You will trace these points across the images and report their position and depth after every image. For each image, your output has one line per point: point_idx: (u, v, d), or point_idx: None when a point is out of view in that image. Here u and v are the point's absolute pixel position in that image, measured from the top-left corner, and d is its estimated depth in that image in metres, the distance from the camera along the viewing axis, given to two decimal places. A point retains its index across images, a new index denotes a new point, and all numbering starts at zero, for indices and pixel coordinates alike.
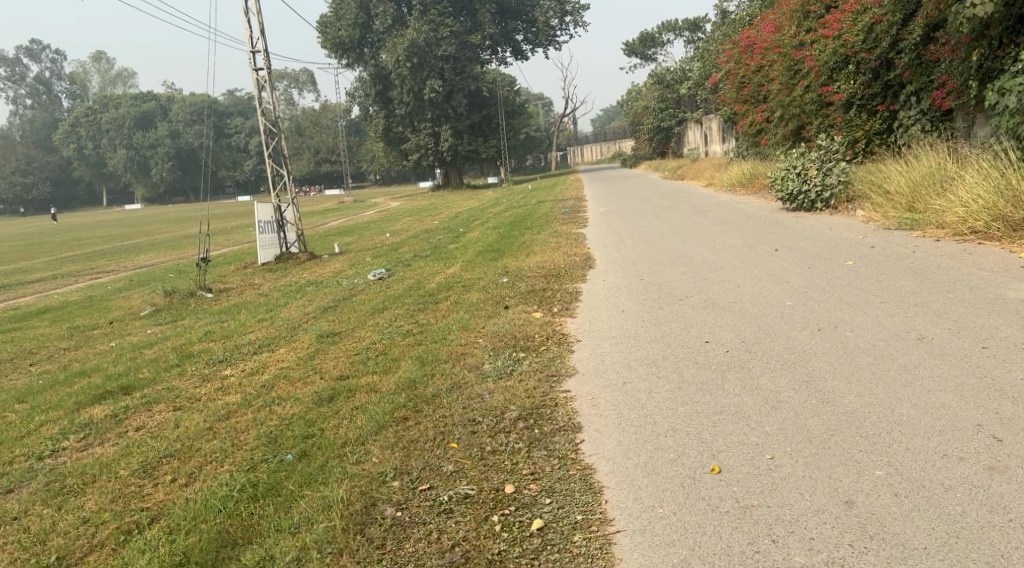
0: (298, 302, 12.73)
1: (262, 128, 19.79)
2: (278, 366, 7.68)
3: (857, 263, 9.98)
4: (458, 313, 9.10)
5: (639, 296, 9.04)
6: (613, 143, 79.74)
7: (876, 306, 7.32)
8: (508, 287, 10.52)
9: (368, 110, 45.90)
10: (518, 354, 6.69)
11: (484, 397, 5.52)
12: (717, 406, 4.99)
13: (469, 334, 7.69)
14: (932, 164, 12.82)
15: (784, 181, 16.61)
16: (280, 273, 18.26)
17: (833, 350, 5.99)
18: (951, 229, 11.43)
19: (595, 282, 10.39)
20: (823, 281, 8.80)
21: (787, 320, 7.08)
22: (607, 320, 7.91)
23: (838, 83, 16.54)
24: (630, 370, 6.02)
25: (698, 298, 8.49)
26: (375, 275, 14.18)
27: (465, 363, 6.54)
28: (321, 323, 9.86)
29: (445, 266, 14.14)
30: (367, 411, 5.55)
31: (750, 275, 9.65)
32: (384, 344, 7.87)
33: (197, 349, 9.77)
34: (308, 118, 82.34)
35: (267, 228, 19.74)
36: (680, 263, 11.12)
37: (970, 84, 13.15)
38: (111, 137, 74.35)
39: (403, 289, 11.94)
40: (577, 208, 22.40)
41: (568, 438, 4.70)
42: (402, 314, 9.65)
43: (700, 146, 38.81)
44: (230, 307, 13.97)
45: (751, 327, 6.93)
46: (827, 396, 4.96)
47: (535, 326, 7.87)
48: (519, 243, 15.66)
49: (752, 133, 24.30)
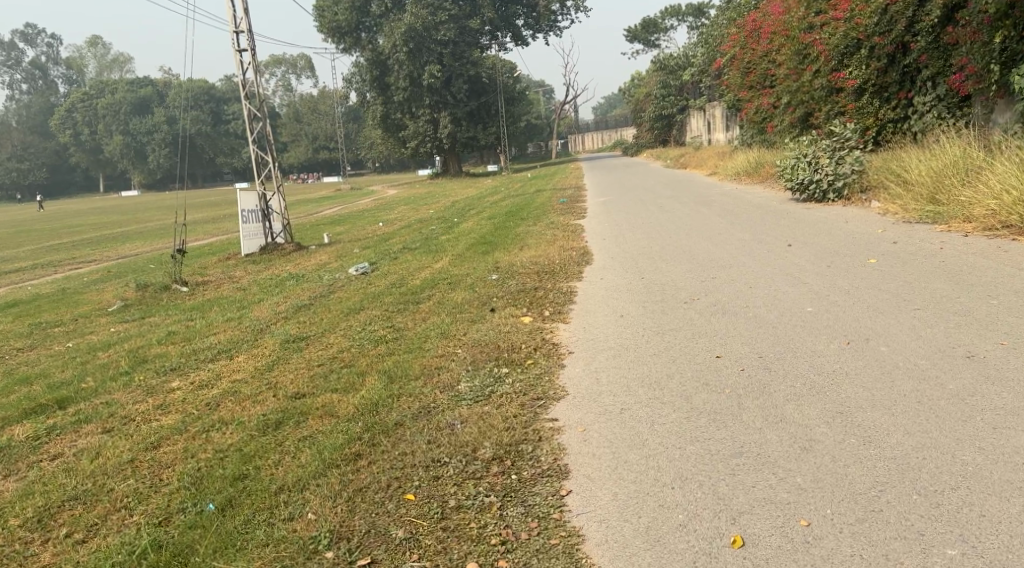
0: (273, 299, 11.81)
1: (246, 112, 18.84)
2: (232, 379, 6.79)
3: (881, 261, 9.08)
4: (439, 316, 8.21)
5: (639, 298, 8.14)
6: (613, 131, 78.71)
7: (910, 314, 6.44)
8: (497, 286, 9.63)
9: (365, 96, 44.84)
10: (500, 370, 5.81)
11: (457, 426, 4.65)
12: (736, 445, 4.13)
13: (449, 344, 6.80)
14: (957, 153, 11.89)
15: (793, 170, 15.63)
16: (263, 265, 17.35)
17: (870, 370, 5.12)
18: (981, 223, 10.57)
19: (591, 281, 9.46)
20: (846, 283, 7.90)
21: (810, 331, 6.18)
22: (603, 328, 7.02)
23: (850, 69, 15.49)
24: (631, 392, 5.14)
25: (705, 302, 7.58)
26: (359, 268, 13.27)
27: (440, 381, 5.65)
28: (290, 325, 8.97)
29: (433, 260, 13.23)
30: (316, 444, 4.67)
31: (762, 274, 8.73)
32: (351, 354, 6.96)
33: (152, 353, 8.86)
34: (307, 105, 81.27)
35: (251, 217, 18.80)
36: (685, 260, 10.21)
37: (992, 68, 12.27)
38: (107, 122, 73.21)
39: (384, 286, 11.04)
40: (576, 198, 21.47)
41: (551, 489, 3.84)
42: (379, 316, 8.77)
43: (702, 135, 37.91)
44: (204, 303, 13.06)
45: (770, 340, 6.05)
46: (872, 433, 4.08)
47: (522, 333, 6.98)
48: (513, 236, 14.73)
49: (757, 120, 23.32)
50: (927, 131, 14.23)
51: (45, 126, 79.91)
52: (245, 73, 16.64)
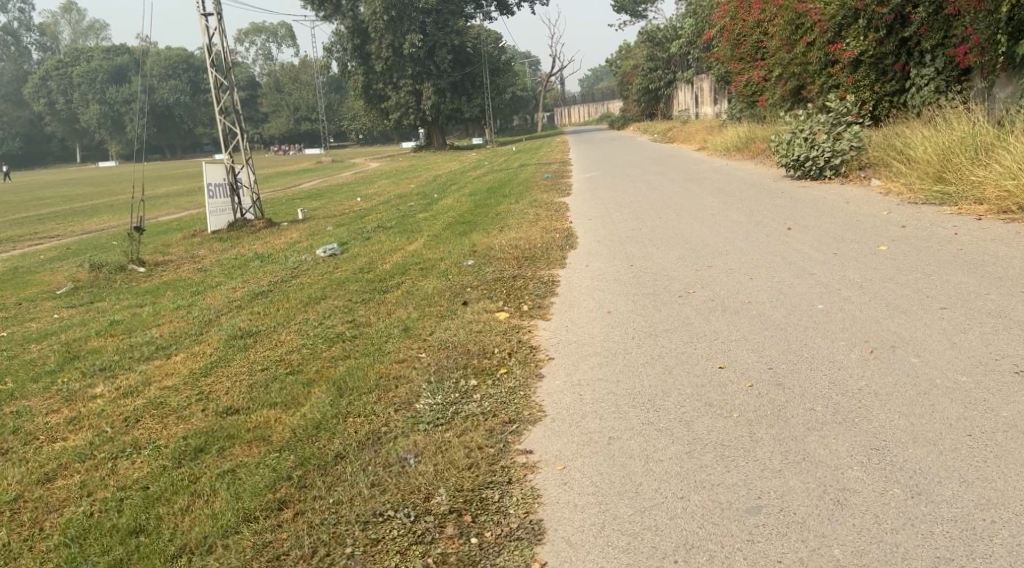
0: (230, 285, 10.88)
1: (212, 81, 17.78)
2: (162, 386, 5.94)
3: (891, 248, 8.27)
4: (405, 309, 7.37)
5: (627, 291, 7.30)
6: (600, 105, 77.12)
7: (937, 315, 5.65)
8: (472, 273, 8.76)
9: (346, 66, 43.44)
10: (468, 383, 4.96)
11: (410, 462, 3.81)
12: (751, 495, 3.35)
13: (413, 347, 5.93)
14: (965, 130, 11.08)
15: (788, 146, 14.70)
16: (229, 243, 16.42)
17: (903, 387, 4.33)
18: (994, 206, 9.80)
19: (575, 269, 8.61)
20: (858, 275, 7.09)
21: (826, 335, 5.37)
22: (587, 328, 6.18)
23: (846, 41, 14.42)
24: (621, 413, 4.33)
25: (700, 298, 6.76)
26: (327, 250, 12.32)
27: (396, 397, 4.80)
28: (241, 317, 8.11)
29: (407, 241, 12.37)
30: (235, 482, 3.84)
31: (762, 263, 7.93)
32: (301, 355, 6.10)
33: (86, 348, 7.95)
34: (288, 75, 79.59)
35: (217, 191, 17.82)
36: (677, 245, 9.38)
37: (1000, 39, 11.52)
38: (82, 91, 71.23)
39: (350, 272, 10.12)
40: (560, 174, 20.59)
41: (520, 561, 3.10)
42: (340, 307, 7.92)
43: (691, 109, 36.79)
44: (159, 286, 12.12)
45: (779, 346, 5.25)
46: (920, 480, 3.32)
47: (495, 332, 6.14)
48: (493, 215, 13.81)
49: (748, 93, 22.40)
50: (924, 106, 13.47)
51: (19, 95, 77.79)
52: (208, 42, 15.57)
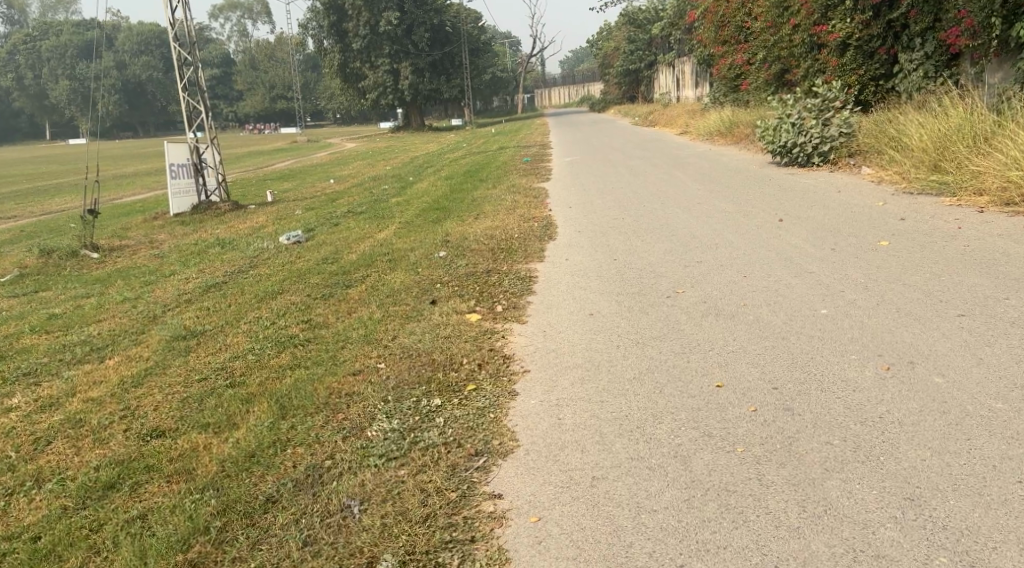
0: (184, 275, 10.15)
1: (174, 56, 16.88)
2: (87, 396, 5.28)
3: (893, 243, 7.69)
4: (368, 308, 6.71)
5: (611, 289, 6.70)
6: (580, 86, 76.12)
7: (955, 323, 5.07)
8: (443, 267, 8.10)
9: (322, 43, 42.29)
10: (430, 402, 4.32)
11: (355, 515, 3.26)
12: (768, 566, 2.87)
13: (373, 355, 5.28)
14: (962, 116, 10.52)
15: (775, 131, 14.06)
16: (192, 227, 15.64)
17: (931, 416, 3.76)
18: (995, 198, 9.27)
19: (553, 264, 7.99)
20: (861, 274, 6.51)
21: (835, 347, 4.78)
22: (565, 334, 5.56)
23: (832, 22, 13.89)
24: (607, 445, 3.71)
25: (690, 298, 6.18)
26: (290, 237, 11.60)
27: (345, 420, 4.15)
28: (189, 313, 7.43)
29: (376, 228, 11.67)
30: (147, 539, 3.29)
31: (755, 259, 7.33)
32: (246, 363, 5.46)
33: (15, 347, 7.22)
34: (262, 52, 77.99)
35: (180, 172, 17.02)
36: (662, 237, 8.78)
37: (993, 21, 10.99)
38: (51, 67, 69.29)
39: (312, 263, 9.41)
40: (540, 157, 19.94)
41: None
42: (297, 303, 7.26)
43: (672, 92, 36.15)
44: (110, 274, 11.34)
45: (782, 358, 4.65)
46: (968, 547, 2.88)
47: (464, 338, 5.50)
48: (469, 202, 13.14)
49: (732, 76, 21.80)
50: (913, 92, 12.93)
51: None
52: (167, 15, 14.67)
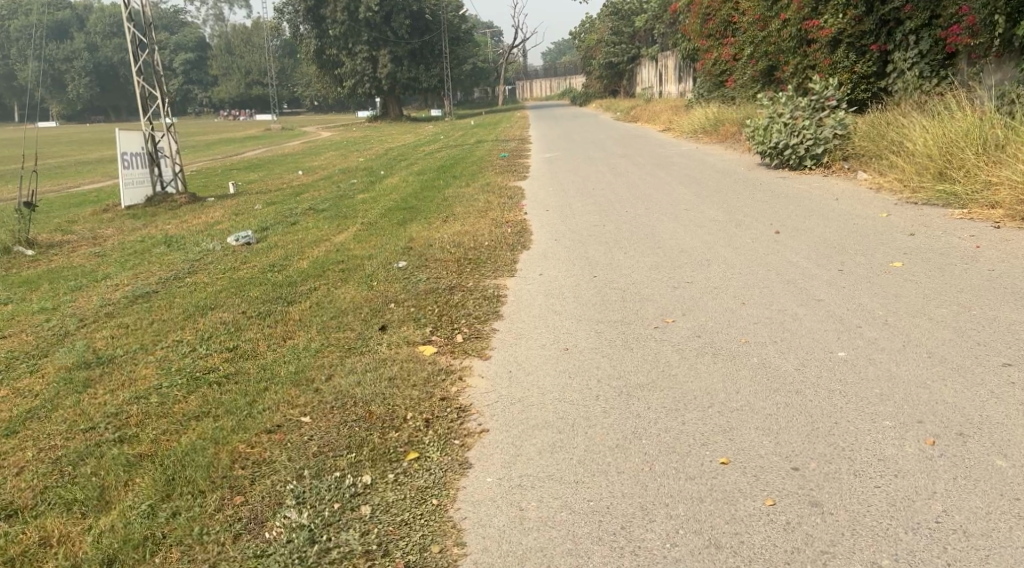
0: (116, 280, 9.12)
1: (130, 37, 15.75)
2: None
3: (907, 264, 6.78)
4: (307, 332, 5.77)
5: (590, 316, 5.80)
6: (562, 79, 75.13)
7: (1004, 377, 4.18)
8: (401, 281, 7.16)
9: (298, 28, 40.96)
10: (358, 480, 3.42)
11: None
12: None
13: (299, 403, 4.32)
14: (971, 120, 9.67)
15: (766, 131, 13.02)
16: (142, 221, 14.55)
17: (1002, 523, 2.97)
18: (1012, 211, 8.38)
19: (525, 280, 7.05)
20: (877, 303, 5.64)
21: (864, 408, 3.89)
22: (533, 379, 4.61)
23: (822, 17, 12.71)
24: (581, 559, 2.96)
25: (681, 330, 5.29)
26: (240, 237, 10.58)
27: (244, 507, 3.31)
28: (106, 332, 6.47)
29: (335, 229, 10.72)
30: None
31: (755, 281, 6.43)
32: (145, 409, 4.54)
33: None
34: (238, 36, 76.39)
35: (134, 162, 15.91)
36: (648, 250, 7.87)
37: (996, 20, 10.21)
38: (21, 48, 67.42)
39: (256, 270, 8.42)
40: (518, 153, 19.02)
41: None
42: (229, 321, 6.32)
43: (654, 86, 35.25)
44: (39, 275, 10.26)
45: (799, 422, 3.77)
46: None
47: (416, 380, 4.57)
48: (439, 201, 12.20)
49: (718, 73, 20.90)
50: (905, 92, 12.04)
51: None
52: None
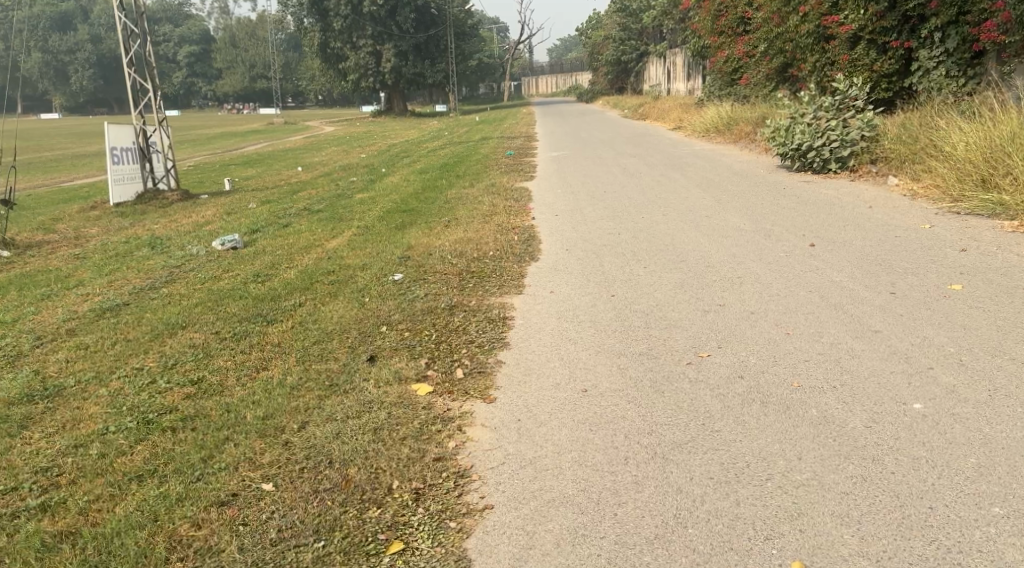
0: (88, 289, 8.37)
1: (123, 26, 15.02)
2: None
3: (968, 286, 5.98)
4: (281, 362, 5.00)
5: (609, 347, 5.02)
6: (569, 77, 74.20)
7: None
8: (394, 298, 6.38)
9: (302, 22, 40.18)
10: None
11: None
12: None
13: (262, 463, 3.56)
14: (1016, 124, 8.86)
15: (787, 132, 12.15)
16: (130, 220, 13.78)
17: None
18: None
19: (533, 300, 6.27)
20: (945, 337, 4.84)
21: (958, 484, 3.17)
22: (544, 434, 3.80)
23: (842, 12, 11.79)
24: None
25: (718, 369, 4.50)
26: (226, 240, 9.80)
27: None
28: (60, 354, 5.72)
29: (328, 234, 9.95)
30: None
31: (794, 305, 5.67)
32: (79, 459, 3.82)
33: None
34: (242, 31, 75.70)
35: (124, 157, 15.14)
36: (668, 265, 7.10)
37: None
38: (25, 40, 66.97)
39: (238, 281, 7.66)
40: (524, 152, 18.22)
41: None
42: (199, 344, 5.57)
43: (662, 84, 34.42)
44: (9, 280, 9.49)
45: (881, 506, 3.08)
46: None
47: (403, 431, 3.80)
48: (441, 202, 11.44)
49: (730, 70, 20.04)
50: (932, 93, 11.17)
51: None
52: None
